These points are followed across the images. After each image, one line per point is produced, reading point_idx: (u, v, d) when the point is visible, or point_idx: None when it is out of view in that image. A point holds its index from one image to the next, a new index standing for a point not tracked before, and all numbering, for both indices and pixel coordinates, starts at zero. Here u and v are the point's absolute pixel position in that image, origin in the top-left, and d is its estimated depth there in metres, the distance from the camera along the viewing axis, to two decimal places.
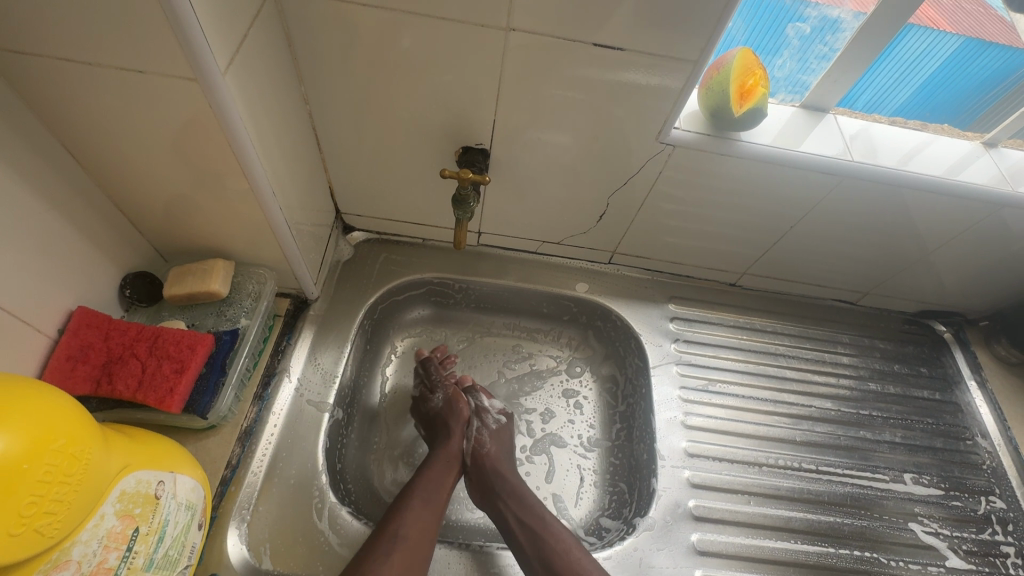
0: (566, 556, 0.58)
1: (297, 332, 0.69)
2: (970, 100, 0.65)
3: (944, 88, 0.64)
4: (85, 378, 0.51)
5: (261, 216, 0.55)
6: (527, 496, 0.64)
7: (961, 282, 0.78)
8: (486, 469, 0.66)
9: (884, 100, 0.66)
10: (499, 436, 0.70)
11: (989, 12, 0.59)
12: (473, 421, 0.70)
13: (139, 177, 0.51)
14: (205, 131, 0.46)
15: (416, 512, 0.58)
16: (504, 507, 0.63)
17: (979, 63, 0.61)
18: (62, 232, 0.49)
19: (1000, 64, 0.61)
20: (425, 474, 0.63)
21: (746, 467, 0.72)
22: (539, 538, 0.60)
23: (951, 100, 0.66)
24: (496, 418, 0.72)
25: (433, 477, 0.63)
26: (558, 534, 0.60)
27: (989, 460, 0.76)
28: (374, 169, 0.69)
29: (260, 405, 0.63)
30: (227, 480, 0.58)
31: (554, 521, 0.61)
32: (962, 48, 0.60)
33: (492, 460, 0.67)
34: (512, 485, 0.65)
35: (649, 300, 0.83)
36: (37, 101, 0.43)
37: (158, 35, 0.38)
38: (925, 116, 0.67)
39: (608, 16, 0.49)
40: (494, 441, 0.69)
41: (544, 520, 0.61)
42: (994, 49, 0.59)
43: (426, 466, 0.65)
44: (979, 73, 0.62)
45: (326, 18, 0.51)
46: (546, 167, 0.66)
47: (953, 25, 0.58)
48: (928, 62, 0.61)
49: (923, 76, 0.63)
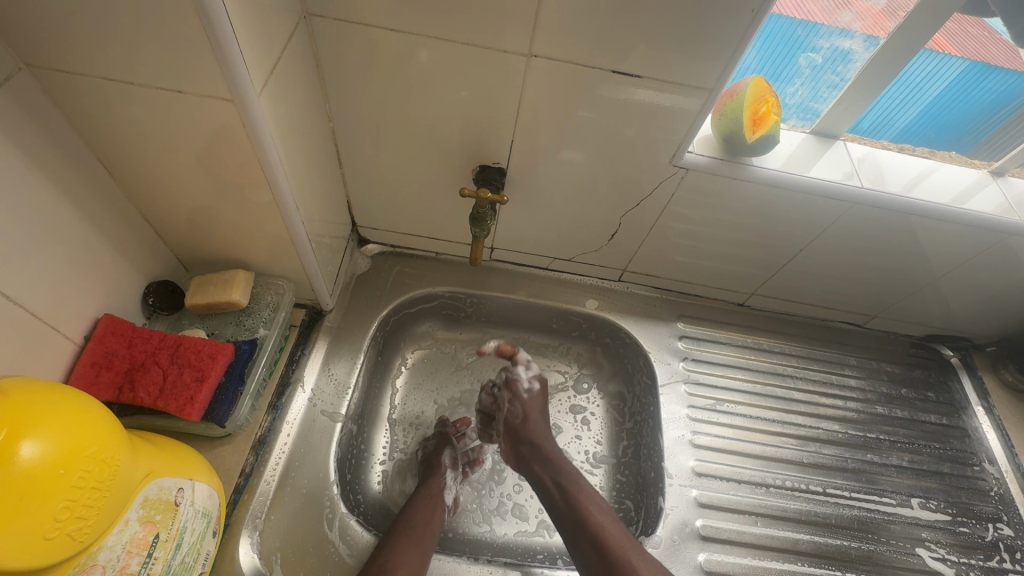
0: (596, 516, 0.60)
1: (312, 342, 0.70)
2: (975, 122, 0.66)
3: (949, 110, 0.64)
4: (108, 385, 0.52)
5: (284, 230, 0.57)
6: (561, 462, 0.66)
7: (967, 308, 0.79)
8: (520, 436, 0.69)
9: (889, 121, 0.67)
10: (532, 404, 0.72)
11: (995, 36, 0.58)
12: (505, 396, 0.73)
13: (169, 190, 0.53)
14: (236, 149, 0.47)
15: (406, 549, 0.57)
16: (540, 470, 0.66)
17: (983, 85, 0.61)
18: (92, 241, 0.51)
19: (1004, 88, 0.61)
20: (410, 511, 0.63)
21: (752, 488, 0.72)
22: (573, 498, 0.62)
23: (956, 122, 0.66)
24: (529, 388, 0.73)
25: (418, 515, 0.62)
26: (593, 498, 0.62)
27: (996, 486, 0.76)
28: (393, 184, 0.71)
29: (274, 414, 0.64)
30: (240, 488, 0.58)
31: (589, 487, 0.64)
32: (965, 72, 0.60)
33: (527, 428, 0.69)
34: (545, 452, 0.67)
35: (658, 318, 0.83)
36: (78, 117, 0.45)
37: (201, 59, 0.40)
38: (929, 135, 0.68)
39: (627, 46, 0.51)
40: (529, 409, 0.71)
41: (586, 492, 0.63)
42: (998, 72, 0.60)
43: (412, 502, 0.64)
44: (984, 96, 0.62)
45: (355, 41, 0.53)
46: (560, 187, 0.68)
47: (959, 48, 0.58)
48: (935, 83, 0.62)
49: (928, 98, 0.63)
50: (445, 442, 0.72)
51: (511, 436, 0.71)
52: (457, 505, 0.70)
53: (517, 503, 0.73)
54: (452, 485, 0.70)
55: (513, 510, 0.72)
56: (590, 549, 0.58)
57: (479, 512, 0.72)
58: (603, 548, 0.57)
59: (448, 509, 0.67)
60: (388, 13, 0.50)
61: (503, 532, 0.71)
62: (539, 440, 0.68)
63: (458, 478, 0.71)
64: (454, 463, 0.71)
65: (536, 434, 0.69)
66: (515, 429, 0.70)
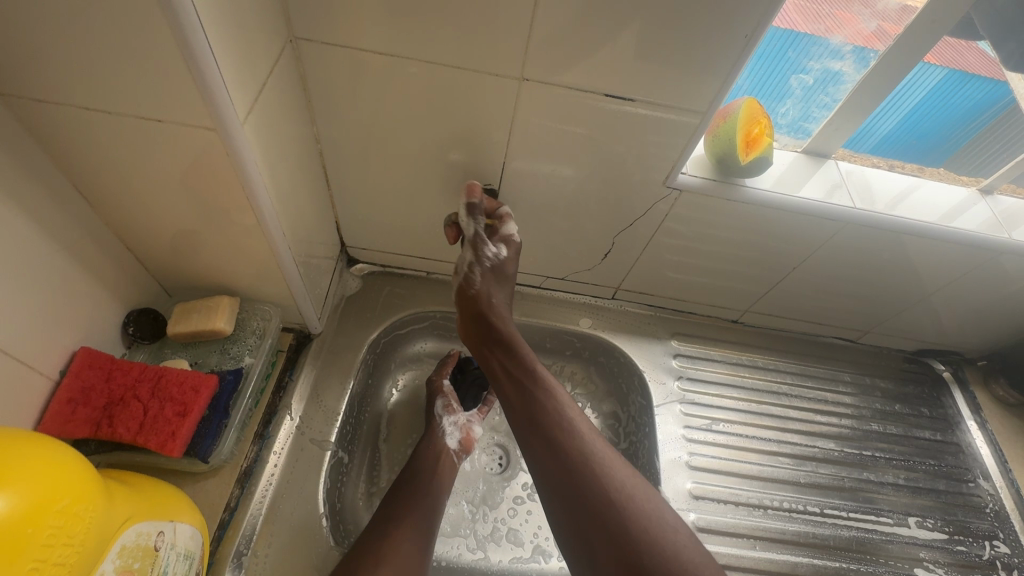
0: (551, 405, 0.59)
1: (300, 368, 0.68)
2: (953, 131, 0.65)
3: (928, 118, 0.64)
4: (84, 421, 0.50)
5: (270, 256, 0.55)
6: (520, 349, 0.65)
7: (958, 322, 0.79)
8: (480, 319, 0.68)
9: (871, 129, 0.66)
10: (490, 276, 0.68)
11: (973, 46, 0.58)
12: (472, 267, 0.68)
13: (149, 217, 0.51)
14: (220, 178, 0.46)
15: None
16: (495, 359, 0.66)
17: (962, 93, 0.61)
18: (69, 273, 0.49)
19: (981, 95, 0.61)
20: (411, 472, 0.65)
21: (750, 510, 0.72)
22: (526, 392, 0.61)
23: (934, 130, 0.65)
24: (493, 254, 0.66)
25: (418, 476, 0.64)
26: (549, 390, 0.61)
27: (991, 503, 0.76)
28: (382, 206, 0.69)
29: (261, 444, 0.61)
30: (225, 523, 0.56)
31: (548, 379, 0.62)
32: (946, 79, 0.60)
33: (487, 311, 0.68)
34: (501, 352, 0.66)
35: (652, 336, 0.83)
36: (53, 146, 0.43)
37: (183, 89, 0.39)
38: (910, 142, 0.67)
39: (617, 70, 0.51)
40: (486, 283, 0.68)
41: (554, 403, 0.60)
42: (975, 80, 0.60)
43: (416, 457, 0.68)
44: (962, 104, 0.62)
45: (343, 66, 0.52)
46: (553, 207, 0.67)
47: (942, 59, 0.58)
48: (916, 92, 0.61)
49: (910, 106, 0.63)
50: (436, 393, 0.75)
51: (472, 317, 0.69)
52: (471, 440, 0.73)
53: (512, 528, 0.72)
54: (454, 427, 0.73)
55: (509, 536, 0.72)
56: (546, 456, 0.57)
57: (473, 538, 0.71)
58: (552, 440, 0.57)
59: (456, 452, 0.70)
60: (378, 38, 0.50)
61: (498, 559, 0.70)
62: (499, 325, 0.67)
63: (462, 418, 0.74)
64: (449, 410, 0.73)
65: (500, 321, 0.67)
66: (477, 313, 0.68)
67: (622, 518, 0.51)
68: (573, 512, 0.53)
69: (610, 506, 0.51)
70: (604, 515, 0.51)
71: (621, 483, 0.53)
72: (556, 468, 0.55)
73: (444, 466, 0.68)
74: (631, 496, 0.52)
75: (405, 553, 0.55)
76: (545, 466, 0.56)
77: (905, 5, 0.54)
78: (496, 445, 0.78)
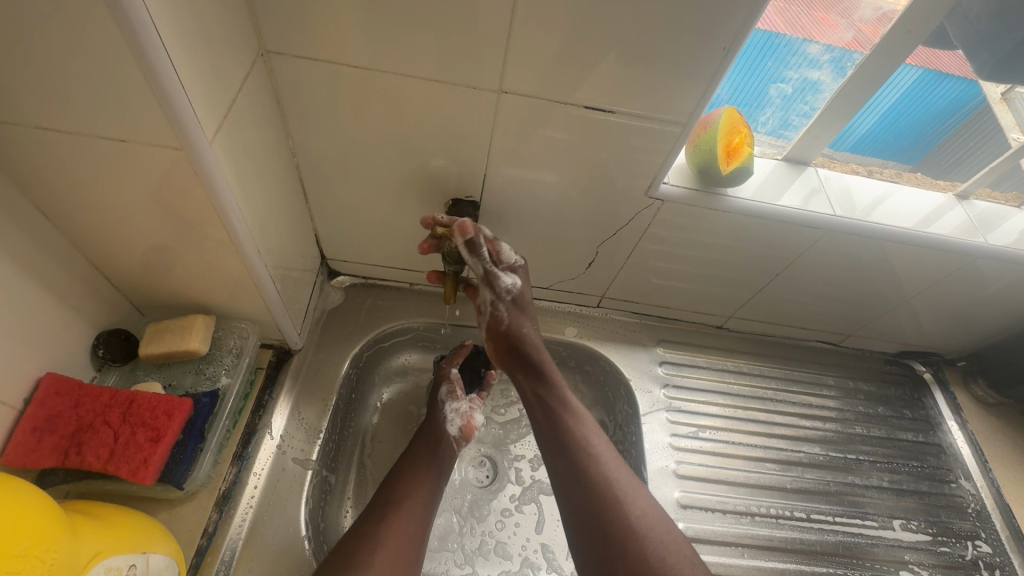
0: (579, 433, 0.62)
1: (280, 386, 0.66)
2: (930, 130, 0.66)
3: (905, 118, 0.64)
4: (51, 450, 0.48)
5: (245, 273, 0.54)
6: (549, 372, 0.66)
7: (938, 325, 0.80)
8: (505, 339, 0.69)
9: (851, 129, 0.65)
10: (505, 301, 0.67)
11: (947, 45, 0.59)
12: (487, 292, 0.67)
13: (118, 238, 0.49)
14: (190, 197, 0.45)
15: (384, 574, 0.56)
16: (523, 379, 0.67)
17: (937, 93, 0.62)
18: (34, 296, 0.47)
19: (954, 95, 0.63)
20: (405, 467, 0.64)
21: (738, 518, 0.72)
22: (557, 416, 0.63)
23: (911, 128, 0.66)
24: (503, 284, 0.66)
25: (412, 470, 0.63)
26: (577, 417, 0.63)
27: (973, 503, 0.77)
28: (362, 217, 0.68)
29: (240, 466, 0.60)
30: (203, 550, 0.55)
31: (578, 406, 0.65)
32: (922, 79, 0.61)
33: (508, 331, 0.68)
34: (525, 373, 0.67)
35: (638, 344, 0.82)
36: (11, 167, 0.42)
37: (146, 109, 0.37)
38: (888, 142, 0.67)
39: (596, 82, 0.51)
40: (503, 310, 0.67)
41: (580, 432, 0.62)
42: (948, 81, 0.62)
43: (414, 446, 0.67)
44: (938, 104, 0.63)
45: (317, 79, 0.51)
46: (535, 217, 0.67)
47: (919, 60, 0.59)
48: (895, 91, 0.61)
49: (890, 105, 0.63)
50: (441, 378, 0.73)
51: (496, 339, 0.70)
52: (472, 427, 0.71)
53: (499, 541, 0.71)
54: (456, 413, 0.71)
55: (497, 549, 0.71)
56: (571, 481, 0.59)
57: (460, 553, 0.69)
58: (579, 469, 0.59)
59: (456, 440, 0.70)
60: (352, 49, 0.49)
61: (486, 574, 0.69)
62: (524, 348, 0.67)
63: (463, 404, 0.73)
64: (450, 396, 0.72)
65: (526, 344, 0.67)
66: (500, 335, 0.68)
67: (642, 544, 0.53)
68: (594, 540, 0.55)
69: (632, 533, 0.54)
70: (621, 536, 0.54)
71: (640, 510, 0.56)
72: (579, 492, 0.58)
73: (449, 457, 0.68)
74: (650, 526, 0.55)
75: (394, 556, 0.55)
76: (568, 493, 0.59)
77: (885, 12, 0.54)
78: (483, 456, 0.77)
